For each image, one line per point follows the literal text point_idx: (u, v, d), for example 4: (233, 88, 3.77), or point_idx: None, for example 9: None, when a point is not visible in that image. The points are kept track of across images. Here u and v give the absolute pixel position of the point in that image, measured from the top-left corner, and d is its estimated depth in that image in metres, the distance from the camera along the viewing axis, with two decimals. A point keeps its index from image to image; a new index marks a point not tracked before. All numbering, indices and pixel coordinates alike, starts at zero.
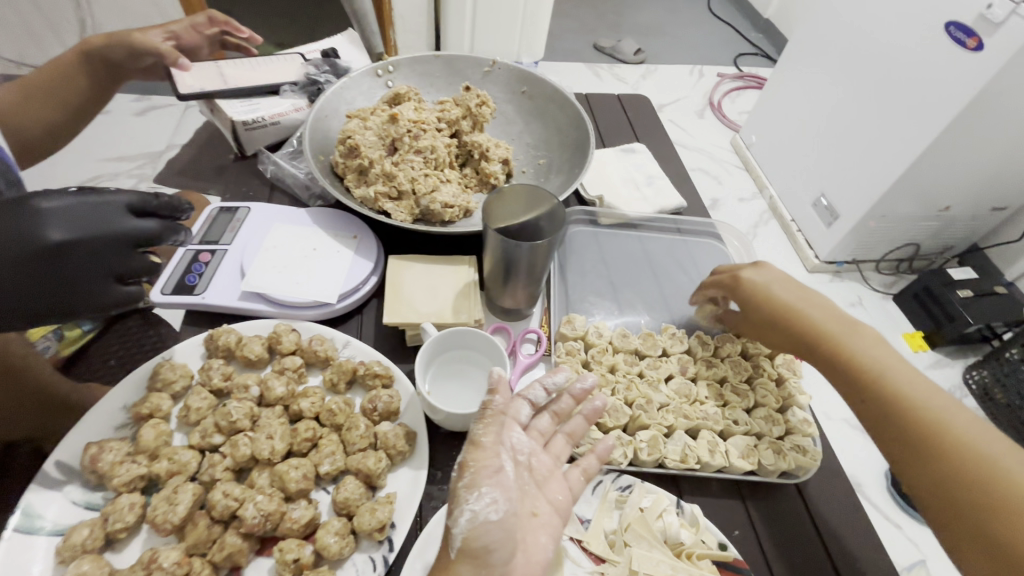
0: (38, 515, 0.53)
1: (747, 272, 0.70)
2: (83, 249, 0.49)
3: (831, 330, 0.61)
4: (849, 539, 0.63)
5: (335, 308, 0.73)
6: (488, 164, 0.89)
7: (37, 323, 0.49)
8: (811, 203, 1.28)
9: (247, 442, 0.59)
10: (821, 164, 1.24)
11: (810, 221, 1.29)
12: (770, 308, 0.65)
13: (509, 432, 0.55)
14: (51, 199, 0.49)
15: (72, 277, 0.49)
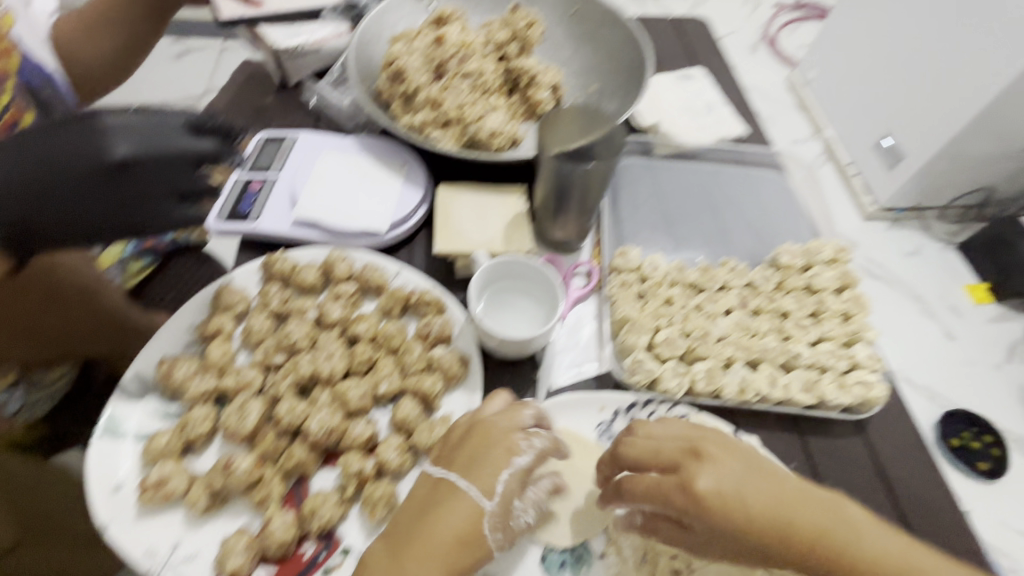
0: (121, 421, 0.57)
1: (697, 473, 0.46)
2: (147, 167, 0.48)
3: (815, 534, 0.44)
4: (908, 474, 0.61)
5: (385, 238, 0.72)
6: (536, 90, 0.84)
7: (106, 241, 0.49)
8: (873, 144, 1.14)
9: (309, 361, 0.61)
10: (888, 99, 1.10)
11: (871, 164, 1.16)
12: (753, 529, 0.45)
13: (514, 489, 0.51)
14: (116, 115, 0.49)
15: (135, 195, 0.48)
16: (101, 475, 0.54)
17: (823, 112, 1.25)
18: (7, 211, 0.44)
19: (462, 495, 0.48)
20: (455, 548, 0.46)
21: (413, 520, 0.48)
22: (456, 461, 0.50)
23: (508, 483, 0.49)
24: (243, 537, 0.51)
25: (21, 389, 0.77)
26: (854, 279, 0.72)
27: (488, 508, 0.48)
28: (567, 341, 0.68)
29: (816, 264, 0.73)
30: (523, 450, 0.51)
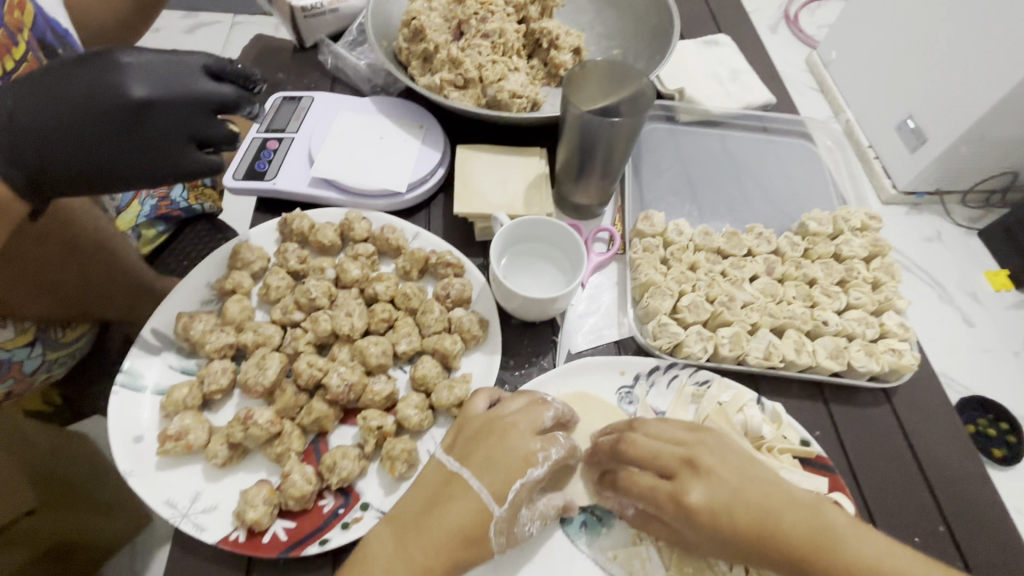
0: (139, 374, 0.57)
1: (688, 482, 0.45)
2: (165, 111, 0.47)
3: (800, 542, 0.43)
4: (937, 443, 0.60)
5: (404, 199, 0.71)
6: (558, 53, 0.81)
7: (124, 187, 0.49)
8: (895, 125, 1.06)
9: (328, 319, 0.61)
10: (913, 77, 1.02)
11: (891, 148, 1.08)
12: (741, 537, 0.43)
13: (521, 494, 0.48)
14: (133, 55, 0.47)
15: (152, 140, 0.47)
16: (122, 425, 0.54)
17: (842, 93, 1.16)
18: (23, 151, 0.43)
19: (472, 492, 0.46)
20: (459, 543, 0.44)
21: (421, 510, 0.46)
22: (473, 457, 0.48)
23: (519, 492, 0.47)
24: (262, 489, 0.50)
25: (41, 349, 0.72)
26: (885, 247, 0.70)
27: (497, 513, 0.46)
28: (588, 306, 0.67)
29: (845, 232, 0.71)
30: (539, 460, 0.48)
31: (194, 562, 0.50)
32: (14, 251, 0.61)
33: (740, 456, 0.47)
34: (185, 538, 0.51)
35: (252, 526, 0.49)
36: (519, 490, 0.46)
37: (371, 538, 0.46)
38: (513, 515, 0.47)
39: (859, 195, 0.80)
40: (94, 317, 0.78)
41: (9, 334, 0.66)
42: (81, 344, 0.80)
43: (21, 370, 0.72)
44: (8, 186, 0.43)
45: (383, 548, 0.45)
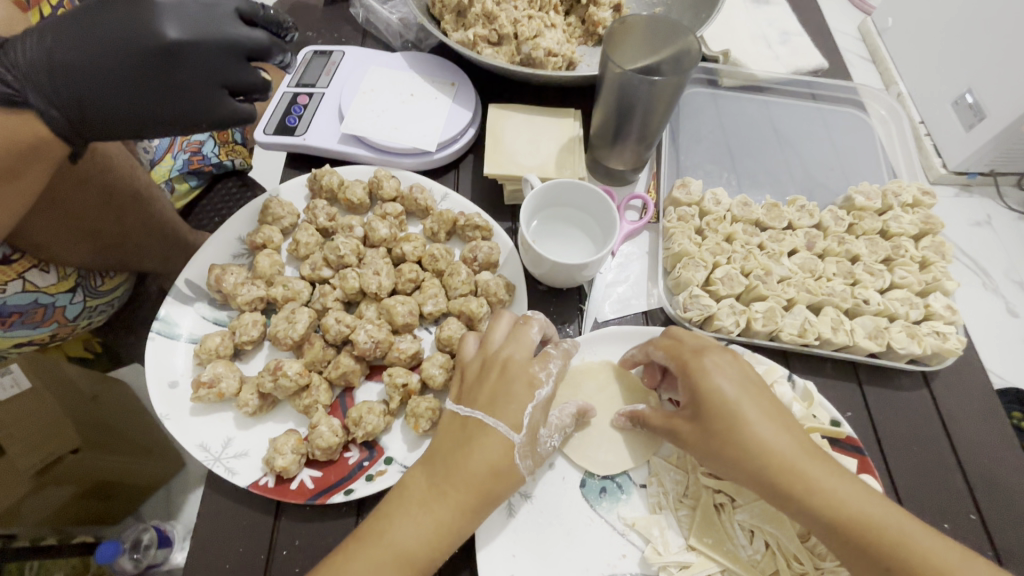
0: (175, 323, 0.58)
1: (717, 355, 0.47)
2: (199, 55, 0.46)
3: (788, 462, 0.43)
4: (975, 431, 0.58)
5: (434, 158, 0.70)
6: (597, 9, 0.77)
7: (160, 133, 0.49)
8: (951, 100, 0.99)
9: (355, 277, 0.61)
10: (975, 49, 0.94)
11: (944, 125, 1.00)
12: (726, 422, 0.44)
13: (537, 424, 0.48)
14: None
15: (187, 85, 0.47)
16: (158, 371, 0.56)
17: (896, 63, 1.08)
18: (60, 92, 0.43)
19: (489, 431, 0.45)
20: (490, 479, 0.44)
21: (450, 448, 0.45)
22: (480, 397, 0.47)
23: (533, 415, 0.47)
24: (291, 439, 0.51)
25: (82, 296, 0.75)
26: (938, 224, 0.67)
27: (518, 440, 0.45)
28: (617, 275, 0.65)
29: (894, 208, 0.68)
30: (543, 380, 0.48)
31: (226, 503, 0.52)
32: (56, 194, 0.62)
33: (754, 376, 0.47)
34: (217, 481, 0.53)
35: (280, 473, 0.50)
36: (534, 413, 0.47)
37: (409, 481, 0.45)
38: (533, 437, 0.47)
39: (912, 169, 0.75)
40: (128, 267, 0.80)
41: (53, 279, 0.68)
42: (118, 293, 0.83)
43: (63, 315, 0.74)
44: (48, 127, 0.43)
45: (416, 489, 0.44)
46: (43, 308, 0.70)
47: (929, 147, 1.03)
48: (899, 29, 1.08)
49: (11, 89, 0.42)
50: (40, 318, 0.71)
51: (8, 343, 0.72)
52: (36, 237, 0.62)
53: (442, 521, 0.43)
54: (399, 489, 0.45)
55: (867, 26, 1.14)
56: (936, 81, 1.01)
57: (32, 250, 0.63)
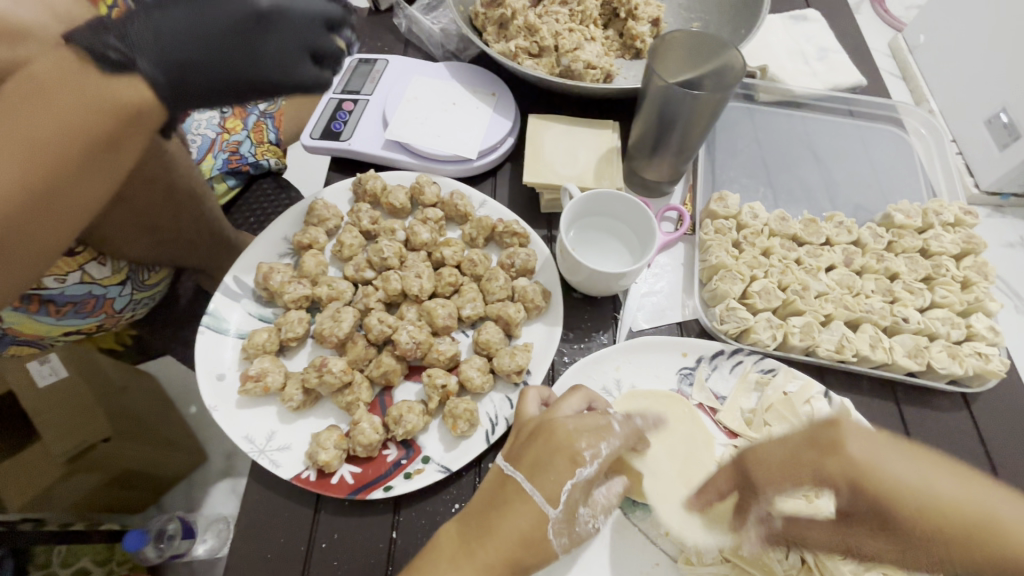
0: (223, 318, 0.60)
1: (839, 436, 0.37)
2: (283, 32, 0.47)
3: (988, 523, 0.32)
4: (1018, 456, 0.57)
5: (474, 165, 0.72)
6: (636, 23, 0.78)
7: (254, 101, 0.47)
8: (984, 119, 0.98)
9: (398, 279, 0.62)
10: (1011, 67, 0.92)
11: (980, 144, 0.99)
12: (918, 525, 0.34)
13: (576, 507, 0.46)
14: None
15: (279, 49, 0.46)
16: (207, 364, 0.58)
17: (926, 81, 1.07)
18: (167, 55, 0.41)
19: (527, 498, 0.45)
20: (521, 548, 0.44)
21: (484, 511, 0.46)
22: (524, 460, 0.46)
23: (571, 493, 0.45)
24: (333, 434, 0.53)
25: (131, 288, 0.78)
26: (980, 244, 0.66)
27: (553, 515, 0.45)
28: (652, 285, 0.66)
29: (935, 226, 0.67)
30: (586, 458, 0.46)
31: (269, 495, 0.53)
32: (124, 192, 0.65)
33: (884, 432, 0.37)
34: (262, 473, 0.54)
35: (322, 467, 0.52)
36: (573, 492, 0.45)
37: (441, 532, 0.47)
38: (570, 517, 0.46)
39: (952, 188, 0.75)
40: (173, 262, 0.83)
41: (107, 272, 0.72)
42: (161, 287, 0.86)
43: (111, 307, 0.77)
44: (152, 90, 0.40)
45: (449, 547, 0.45)
46: (94, 299, 0.73)
47: (967, 166, 1.01)
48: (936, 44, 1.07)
49: (118, 52, 0.39)
50: (91, 309, 0.74)
51: (59, 332, 0.75)
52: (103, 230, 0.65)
53: None
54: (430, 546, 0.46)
55: (897, 43, 1.13)
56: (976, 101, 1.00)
57: (94, 243, 0.67)
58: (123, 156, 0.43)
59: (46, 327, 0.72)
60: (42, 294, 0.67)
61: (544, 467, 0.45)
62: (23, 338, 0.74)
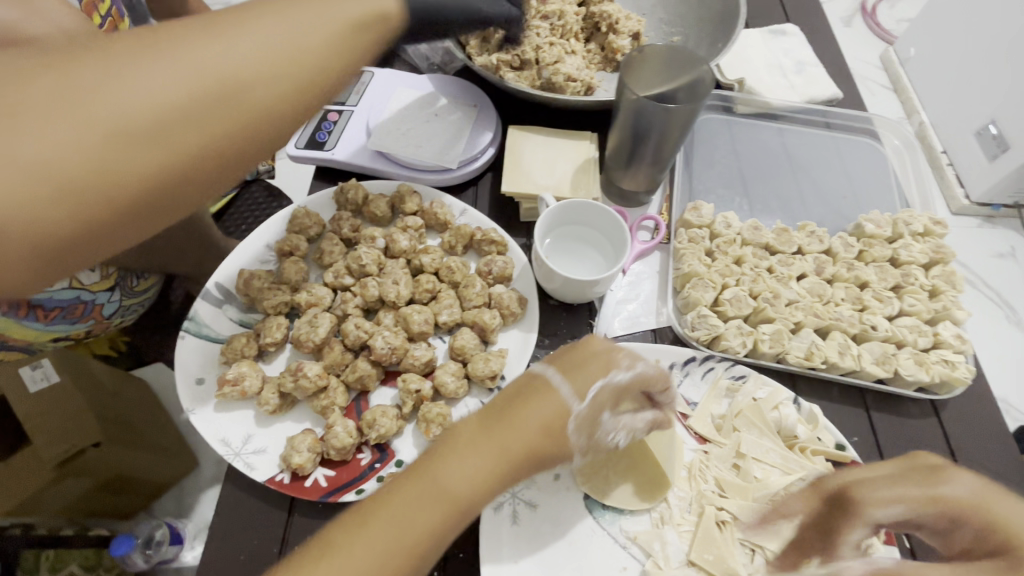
0: (204, 323, 0.61)
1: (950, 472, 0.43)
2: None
3: None
4: (984, 463, 0.57)
5: (454, 175, 0.73)
6: (616, 37, 0.80)
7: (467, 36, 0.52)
8: (974, 131, 0.99)
9: (376, 285, 0.64)
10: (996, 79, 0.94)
11: (967, 154, 1.00)
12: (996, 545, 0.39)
13: (600, 412, 0.48)
14: None
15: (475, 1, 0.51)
16: (185, 368, 0.59)
17: (918, 93, 1.09)
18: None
19: (555, 389, 0.46)
20: (542, 437, 0.45)
21: (505, 402, 0.46)
22: (560, 360, 0.49)
23: (601, 393, 0.47)
24: (308, 437, 0.54)
25: (119, 295, 0.79)
26: (949, 254, 0.67)
27: (578, 409, 0.46)
28: (628, 292, 0.67)
29: (905, 236, 0.69)
30: (622, 366, 0.49)
31: (243, 497, 0.54)
32: None
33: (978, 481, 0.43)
34: (237, 475, 0.55)
35: (296, 470, 0.53)
36: (601, 396, 0.47)
37: (457, 424, 0.45)
38: (592, 418, 0.47)
39: (925, 199, 0.76)
40: (163, 269, 0.86)
41: (96, 278, 0.73)
42: (148, 294, 0.87)
43: (100, 313, 0.78)
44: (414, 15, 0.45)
45: (466, 429, 0.44)
46: (83, 305, 0.74)
47: (951, 176, 1.03)
48: (921, 58, 1.09)
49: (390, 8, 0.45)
50: (80, 314, 0.74)
51: (48, 338, 0.75)
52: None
53: (489, 468, 0.42)
54: (450, 429, 0.45)
55: (890, 55, 1.15)
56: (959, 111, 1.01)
57: None
58: (311, 94, 0.40)
59: (34, 333, 0.72)
60: (31, 298, 0.66)
61: (579, 366, 0.48)
62: (12, 342, 0.73)
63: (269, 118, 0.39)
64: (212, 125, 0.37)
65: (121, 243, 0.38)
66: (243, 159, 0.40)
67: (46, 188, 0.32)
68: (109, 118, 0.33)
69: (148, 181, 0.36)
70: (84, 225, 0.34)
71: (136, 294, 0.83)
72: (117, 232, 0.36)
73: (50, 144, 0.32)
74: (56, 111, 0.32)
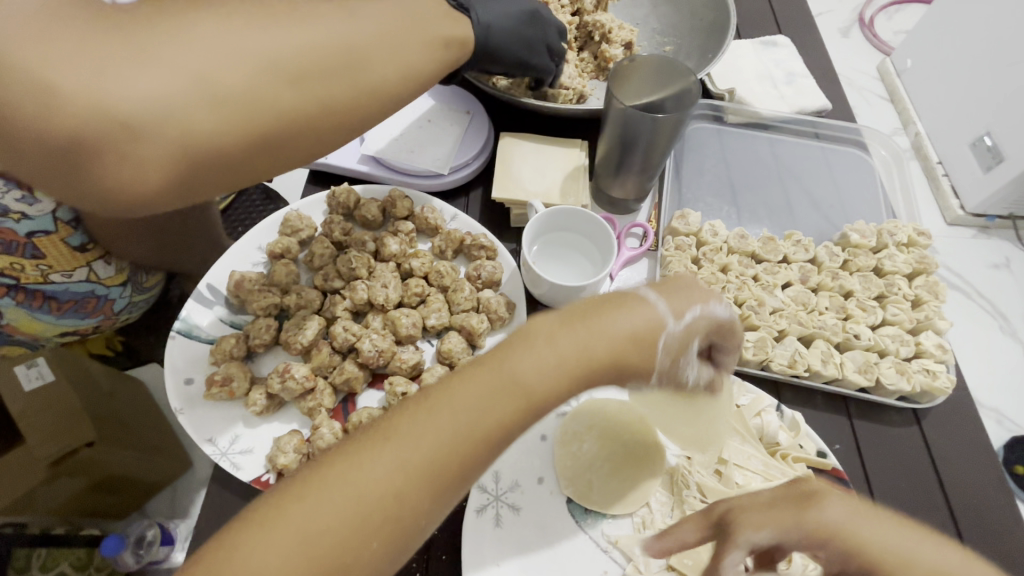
0: (195, 324, 0.62)
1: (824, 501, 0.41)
2: (514, 38, 0.64)
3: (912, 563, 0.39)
4: (964, 471, 0.58)
5: (446, 180, 0.74)
6: (608, 47, 0.81)
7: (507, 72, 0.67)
8: (969, 142, 1.00)
9: (365, 289, 0.65)
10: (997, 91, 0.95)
11: (964, 166, 1.01)
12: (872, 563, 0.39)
13: (691, 338, 0.43)
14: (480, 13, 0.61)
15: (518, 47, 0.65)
16: (175, 367, 0.59)
17: (916, 104, 1.11)
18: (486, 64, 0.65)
19: (649, 304, 0.42)
20: (629, 344, 0.40)
21: (589, 307, 0.42)
22: (654, 282, 0.45)
23: (697, 319, 0.43)
24: (294, 438, 0.54)
25: (130, 291, 0.80)
26: (932, 264, 0.68)
27: (671, 329, 0.42)
28: None
29: (889, 246, 0.69)
30: (721, 299, 0.45)
31: (229, 497, 0.55)
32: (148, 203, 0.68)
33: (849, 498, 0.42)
34: (223, 475, 0.56)
35: (281, 471, 0.53)
36: (696, 323, 0.43)
37: (536, 319, 0.40)
38: (683, 342, 0.43)
39: (911, 210, 0.77)
40: (169, 266, 0.84)
41: (112, 272, 0.73)
42: (156, 290, 0.87)
43: (111, 308, 0.79)
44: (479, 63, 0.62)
45: (547, 324, 0.40)
46: (95, 299, 0.75)
47: (944, 187, 1.04)
48: (918, 70, 1.11)
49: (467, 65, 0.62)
50: (91, 309, 0.76)
51: (55, 331, 0.77)
52: (113, 231, 0.67)
53: (564, 371, 0.38)
54: (525, 326, 0.41)
55: (886, 65, 1.16)
56: (957, 123, 1.03)
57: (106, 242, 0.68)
58: (384, 85, 0.50)
59: (43, 325, 0.74)
60: (45, 291, 0.69)
61: (680, 291, 0.44)
62: (18, 335, 0.75)
63: (369, 94, 0.49)
64: (334, 84, 0.46)
65: (238, 167, 0.45)
66: (343, 123, 0.49)
67: (204, 100, 0.41)
68: (261, 66, 0.43)
69: (277, 117, 0.44)
70: (219, 139, 0.42)
71: (141, 290, 0.82)
72: (244, 154, 0.44)
73: (209, 62, 0.41)
74: (220, 42, 0.41)
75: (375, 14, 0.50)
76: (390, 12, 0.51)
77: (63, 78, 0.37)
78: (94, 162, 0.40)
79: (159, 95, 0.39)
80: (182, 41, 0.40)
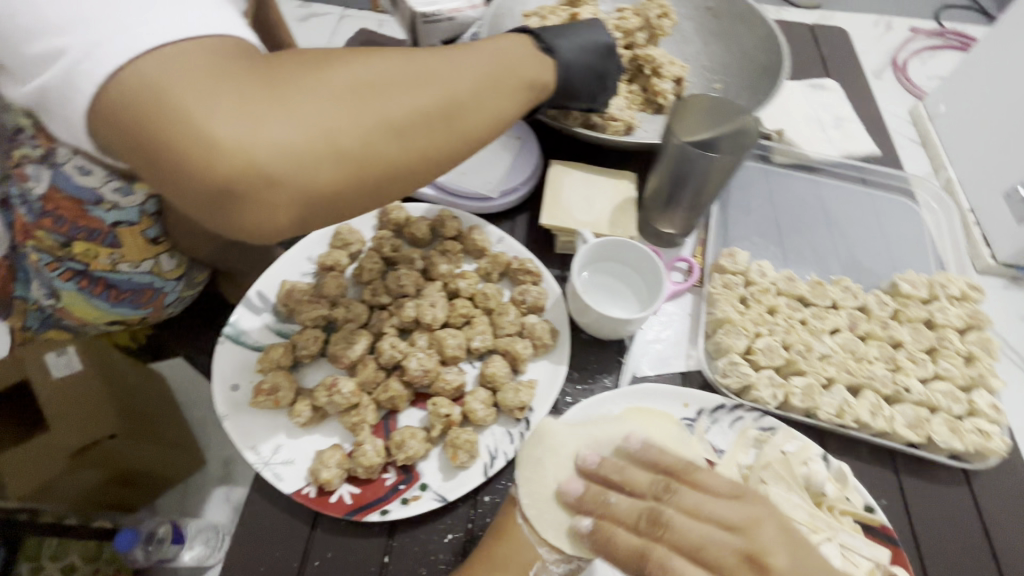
0: (243, 331, 0.63)
1: None
2: (588, 75, 0.65)
3: None
4: (1014, 535, 0.57)
5: (494, 204, 0.75)
6: (659, 81, 0.82)
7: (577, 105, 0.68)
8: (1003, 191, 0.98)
9: (413, 307, 0.65)
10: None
11: (996, 214, 0.99)
12: None
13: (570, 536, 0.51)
14: (562, 51, 0.61)
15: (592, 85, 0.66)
16: (223, 373, 0.60)
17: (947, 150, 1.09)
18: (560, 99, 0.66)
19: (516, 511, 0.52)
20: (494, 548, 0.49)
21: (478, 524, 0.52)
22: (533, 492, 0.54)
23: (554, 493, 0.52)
24: (336, 453, 0.55)
25: (183, 286, 0.80)
26: (984, 320, 0.67)
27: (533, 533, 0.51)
28: (658, 332, 0.68)
29: (941, 298, 0.69)
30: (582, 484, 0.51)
31: (269, 507, 0.54)
32: None
33: None
34: (264, 485, 0.56)
35: (323, 485, 0.53)
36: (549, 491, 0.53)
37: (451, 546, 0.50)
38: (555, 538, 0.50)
39: (960, 262, 0.76)
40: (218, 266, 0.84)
41: (173, 266, 0.75)
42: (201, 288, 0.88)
43: (162, 302, 0.80)
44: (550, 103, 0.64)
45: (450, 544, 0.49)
46: (151, 291, 0.76)
47: (978, 235, 1.02)
48: (951, 113, 1.09)
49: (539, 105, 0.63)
50: (145, 300, 0.77)
51: (105, 320, 0.77)
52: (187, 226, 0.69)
53: None
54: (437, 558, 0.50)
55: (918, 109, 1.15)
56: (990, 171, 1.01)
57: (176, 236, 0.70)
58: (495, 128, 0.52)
59: (98, 312, 0.75)
60: (109, 278, 0.70)
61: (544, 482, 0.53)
62: (72, 317, 0.76)
63: (468, 138, 0.50)
64: (456, 125, 0.48)
65: (367, 202, 0.47)
66: (441, 168, 0.50)
67: (337, 148, 0.42)
68: (382, 117, 0.44)
69: (395, 164, 0.45)
70: (349, 181, 0.43)
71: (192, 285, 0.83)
72: (367, 193, 0.46)
73: (353, 113, 0.43)
74: (357, 93, 0.43)
75: (471, 58, 0.51)
76: (484, 59, 0.52)
77: (208, 125, 0.38)
78: (242, 204, 0.41)
79: (297, 144, 0.40)
80: (326, 92, 0.42)
